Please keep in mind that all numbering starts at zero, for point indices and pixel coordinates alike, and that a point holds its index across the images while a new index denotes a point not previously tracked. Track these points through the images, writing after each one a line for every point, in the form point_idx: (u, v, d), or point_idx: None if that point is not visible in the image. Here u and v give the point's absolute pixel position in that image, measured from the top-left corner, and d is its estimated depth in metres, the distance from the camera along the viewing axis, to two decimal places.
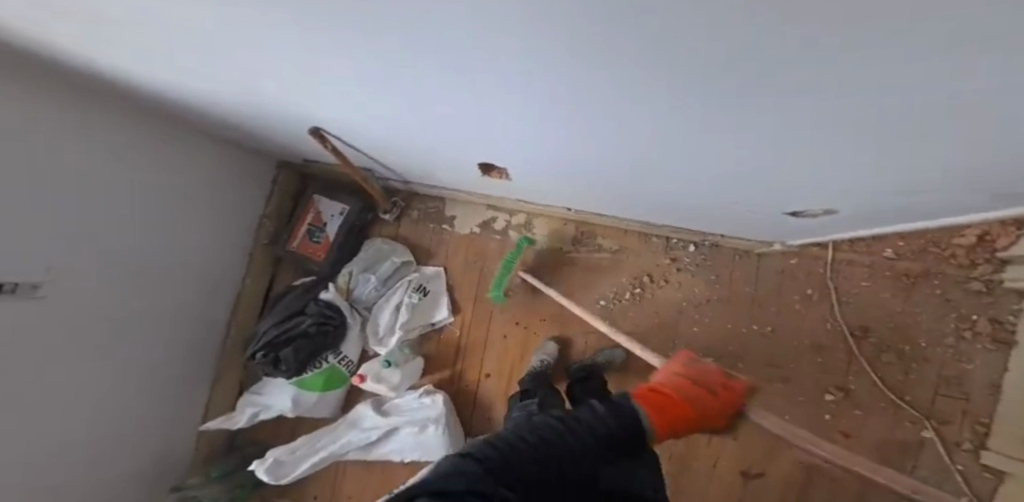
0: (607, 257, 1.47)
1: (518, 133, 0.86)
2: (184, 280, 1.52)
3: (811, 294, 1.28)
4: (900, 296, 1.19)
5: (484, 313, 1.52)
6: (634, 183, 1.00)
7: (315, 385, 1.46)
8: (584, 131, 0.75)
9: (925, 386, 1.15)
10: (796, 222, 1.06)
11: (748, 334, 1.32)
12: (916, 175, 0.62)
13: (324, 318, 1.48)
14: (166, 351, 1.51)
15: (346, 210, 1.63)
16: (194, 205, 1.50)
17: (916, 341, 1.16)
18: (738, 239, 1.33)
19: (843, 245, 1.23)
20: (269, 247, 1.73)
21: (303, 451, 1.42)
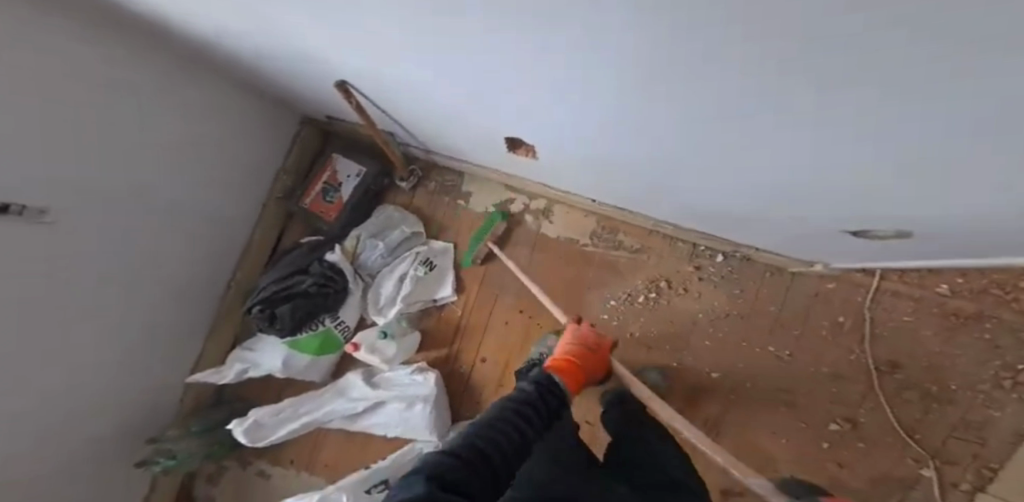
0: (626, 256, 1.37)
1: (541, 105, 0.81)
2: (190, 223, 1.47)
3: (841, 322, 1.18)
4: (943, 337, 1.09)
5: (487, 296, 1.46)
6: (656, 174, 0.94)
7: (308, 347, 1.43)
8: (614, 110, 0.70)
9: (940, 428, 1.07)
10: (846, 243, 0.97)
11: (763, 356, 1.23)
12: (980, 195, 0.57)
13: (326, 280, 1.44)
14: (169, 301, 1.49)
15: (363, 172, 1.57)
16: (208, 145, 1.43)
17: (946, 383, 1.07)
18: (774, 255, 1.21)
19: (892, 274, 1.13)
20: (282, 201, 1.67)
21: (286, 415, 1.40)
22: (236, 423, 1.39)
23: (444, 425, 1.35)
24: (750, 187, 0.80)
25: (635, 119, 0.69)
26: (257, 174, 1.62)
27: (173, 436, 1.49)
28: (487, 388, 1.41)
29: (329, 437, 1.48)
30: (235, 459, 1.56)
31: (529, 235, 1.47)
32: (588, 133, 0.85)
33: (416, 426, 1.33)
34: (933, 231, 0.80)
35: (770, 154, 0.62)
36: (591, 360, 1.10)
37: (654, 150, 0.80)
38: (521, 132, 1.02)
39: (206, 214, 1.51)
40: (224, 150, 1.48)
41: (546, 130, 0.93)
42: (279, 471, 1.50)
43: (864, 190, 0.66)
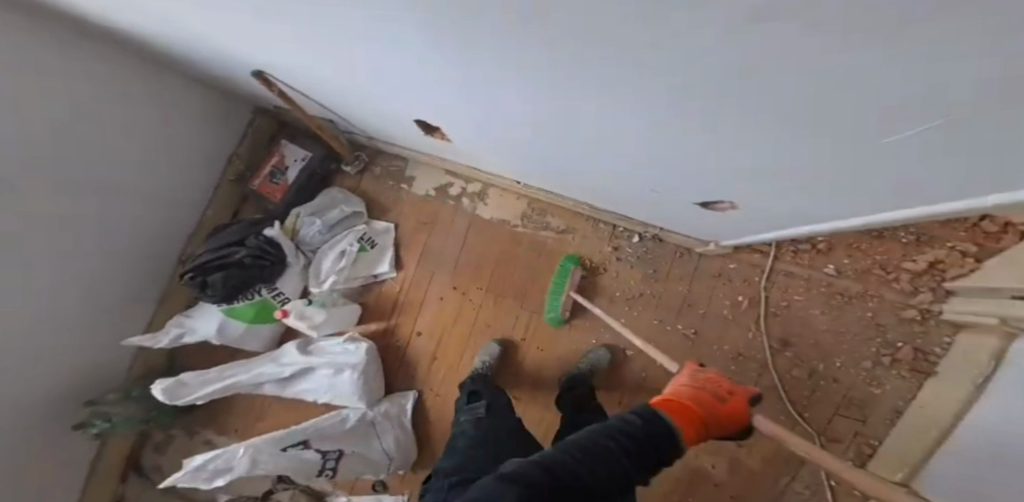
0: (552, 236, 1.43)
1: (435, 80, 0.88)
2: (136, 198, 1.51)
3: (741, 302, 1.24)
4: (830, 316, 1.15)
5: (424, 275, 1.52)
6: (550, 149, 1.03)
7: (244, 314, 1.51)
8: (487, 77, 0.78)
9: (827, 407, 1.14)
10: (712, 218, 1.07)
11: (673, 333, 1.29)
12: (780, 151, 0.63)
13: (261, 252, 1.50)
14: (113, 276, 1.53)
15: (309, 156, 1.63)
16: (150, 123, 1.47)
17: (832, 360, 1.14)
18: (678, 236, 1.28)
19: (787, 254, 1.19)
20: (235, 183, 1.74)
21: (212, 377, 1.48)
22: (162, 384, 1.45)
23: (373, 394, 1.43)
24: (620, 151, 0.87)
25: (505, 75, 0.74)
26: (201, 155, 1.65)
27: (111, 400, 1.54)
28: (420, 362, 1.48)
29: (272, 406, 1.56)
30: (183, 426, 1.64)
31: (465, 217, 1.51)
32: (483, 100, 0.90)
33: (342, 391, 1.42)
34: (790, 201, 0.87)
35: (612, 106, 0.68)
36: (716, 409, 0.78)
37: (538, 118, 0.87)
38: (433, 113, 1.11)
39: (146, 193, 1.53)
40: (164, 130, 1.52)
41: (451, 103, 0.99)
42: (223, 441, 1.58)
43: (707, 153, 0.73)
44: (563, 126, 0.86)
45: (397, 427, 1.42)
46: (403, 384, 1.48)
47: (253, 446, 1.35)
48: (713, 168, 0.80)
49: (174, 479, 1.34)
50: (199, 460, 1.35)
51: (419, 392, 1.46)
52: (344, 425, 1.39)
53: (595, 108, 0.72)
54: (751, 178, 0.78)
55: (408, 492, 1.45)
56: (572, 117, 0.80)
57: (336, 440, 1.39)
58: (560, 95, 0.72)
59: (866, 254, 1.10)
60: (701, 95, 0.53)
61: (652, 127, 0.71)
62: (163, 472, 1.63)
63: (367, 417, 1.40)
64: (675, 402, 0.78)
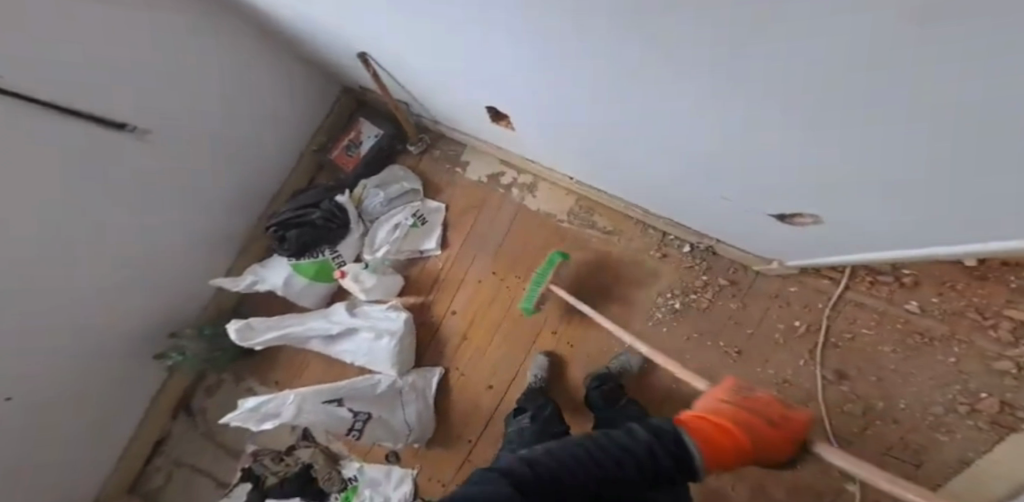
0: (598, 235, 1.41)
1: (524, 62, 0.88)
2: (229, 159, 1.58)
3: (798, 327, 1.17)
4: (903, 355, 1.05)
5: (467, 257, 1.54)
6: (619, 145, 1.00)
7: (307, 271, 1.59)
8: (580, 63, 0.77)
9: (876, 445, 1.05)
10: (787, 235, 0.99)
11: (712, 349, 1.24)
12: (867, 171, 0.60)
13: (331, 216, 1.59)
14: (204, 227, 1.60)
15: (381, 134, 1.67)
16: (250, 89, 1.53)
17: (894, 400, 1.05)
18: (734, 250, 1.22)
19: (860, 284, 1.10)
20: (316, 153, 1.79)
21: (275, 324, 1.57)
22: (234, 324, 1.55)
23: (404, 364, 1.48)
24: (677, 150, 0.86)
25: (595, 52, 0.70)
26: (289, 125, 1.70)
27: (181, 338, 1.65)
28: (451, 340, 1.52)
29: (310, 364, 1.64)
30: (231, 373, 1.75)
31: (512, 206, 1.53)
32: (566, 88, 0.89)
33: (378, 356, 1.48)
34: (865, 225, 0.81)
35: (694, 91, 0.64)
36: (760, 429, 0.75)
37: (612, 108, 0.86)
38: (512, 102, 1.12)
39: (238, 156, 1.60)
40: (259, 101, 1.58)
41: (535, 90, 0.98)
42: (263, 389, 1.67)
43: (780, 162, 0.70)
44: (628, 111, 0.83)
45: (419, 400, 1.46)
46: (429, 362, 1.51)
47: (301, 395, 1.42)
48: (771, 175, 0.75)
49: (231, 416, 1.41)
50: (253, 402, 1.42)
51: (445, 369, 1.50)
52: (375, 390, 1.45)
53: (673, 95, 0.68)
54: (823, 192, 0.73)
55: (417, 467, 1.49)
56: (639, 101, 0.77)
57: (365, 403, 1.44)
58: (640, 72, 0.68)
59: (959, 294, 1.00)
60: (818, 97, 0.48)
61: (721, 121, 0.68)
62: (208, 415, 1.73)
63: (396, 385, 1.46)
64: (709, 422, 0.72)
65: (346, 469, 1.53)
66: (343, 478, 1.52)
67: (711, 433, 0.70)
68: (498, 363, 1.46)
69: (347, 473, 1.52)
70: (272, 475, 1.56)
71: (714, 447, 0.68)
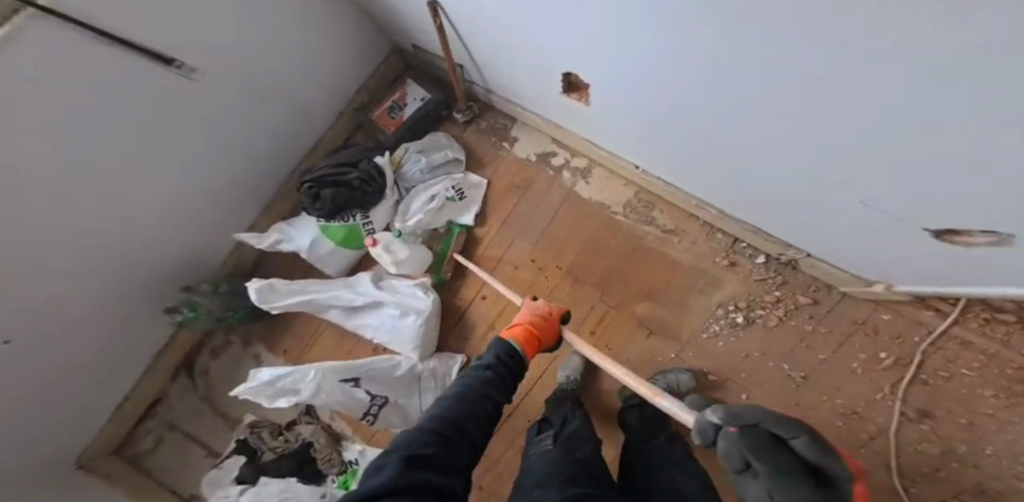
0: (656, 233, 1.28)
1: (636, 31, 0.74)
2: (264, 105, 1.45)
3: (882, 359, 1.06)
4: (1006, 402, 0.95)
5: (506, 238, 1.41)
6: (723, 137, 0.87)
7: (335, 236, 1.48)
8: (714, 51, 0.64)
9: (947, 490, 0.96)
10: (903, 254, 0.86)
11: (773, 370, 1.13)
12: None
13: (369, 178, 1.47)
14: (225, 179, 1.48)
15: (428, 98, 1.53)
16: (298, 31, 1.38)
17: (981, 446, 0.95)
18: (826, 267, 1.09)
19: (971, 323, 0.99)
20: (357, 112, 1.67)
21: (295, 289, 1.45)
22: (256, 283, 1.42)
23: (426, 347, 1.37)
24: (795, 150, 0.75)
25: (734, 41, 0.58)
26: (330, 79, 1.55)
27: (191, 293, 1.53)
28: (477, 327, 1.39)
29: (326, 332, 1.53)
30: (240, 335, 1.64)
31: (561, 191, 1.38)
32: (675, 65, 0.76)
33: (403, 336, 1.37)
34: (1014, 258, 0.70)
35: (873, 113, 0.52)
36: (547, 329, 0.97)
37: (726, 96, 0.73)
38: (602, 74, 0.97)
39: (270, 104, 1.46)
40: (303, 51, 1.43)
41: (640, 68, 0.84)
42: (270, 359, 1.55)
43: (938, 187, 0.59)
44: (754, 106, 0.71)
45: (438, 388, 1.34)
46: (451, 346, 1.40)
47: (322, 371, 1.30)
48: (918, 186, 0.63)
49: (243, 389, 1.28)
50: (269, 376, 1.29)
51: (467, 357, 1.38)
52: (395, 373, 1.33)
53: (831, 104, 0.57)
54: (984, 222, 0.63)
55: None
56: (772, 97, 0.65)
57: (384, 386, 1.32)
58: (783, 71, 0.57)
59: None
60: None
61: (877, 137, 0.57)
62: (211, 378, 1.62)
63: (416, 369, 1.34)
64: (517, 327, 0.93)
65: (347, 451, 1.42)
66: (343, 461, 1.41)
67: (525, 335, 0.91)
68: None
69: (348, 455, 1.41)
70: (269, 451, 1.45)
71: (526, 345, 0.89)
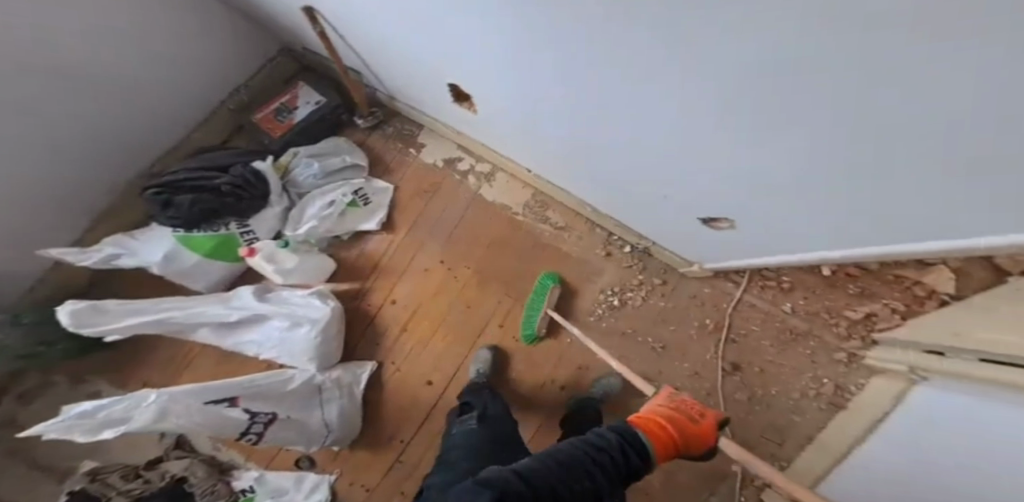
0: (549, 231, 1.47)
1: (519, 82, 0.90)
2: (106, 105, 1.33)
3: (707, 324, 1.40)
4: (779, 349, 1.34)
5: (414, 241, 1.43)
6: (606, 165, 1.04)
7: (201, 245, 1.31)
8: (588, 107, 0.83)
9: (757, 428, 1.33)
10: (722, 249, 1.18)
11: (642, 343, 1.42)
12: (826, 218, 0.76)
13: (242, 183, 1.32)
14: (18, 171, 1.26)
15: (323, 102, 1.48)
16: (150, 32, 1.31)
17: (769, 388, 1.34)
18: (667, 252, 1.41)
19: (752, 288, 1.36)
20: (234, 113, 1.56)
21: (140, 307, 1.20)
22: (69, 306, 1.16)
23: (329, 357, 1.26)
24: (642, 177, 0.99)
25: (605, 92, 0.74)
26: (183, 70, 1.42)
27: None
28: (389, 332, 1.39)
29: (202, 356, 1.34)
30: (68, 370, 1.34)
31: (467, 195, 1.48)
32: (548, 105, 0.92)
33: (295, 350, 1.23)
34: (776, 246, 1.02)
35: (697, 149, 0.74)
36: (688, 429, 0.82)
37: (588, 133, 0.93)
38: (491, 102, 1.09)
39: (96, 92, 1.30)
40: (138, 36, 1.30)
41: (530, 109, 0.99)
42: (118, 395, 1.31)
43: (737, 205, 0.87)
44: (624, 148, 0.89)
45: (345, 398, 1.26)
46: (360, 354, 1.37)
47: (166, 393, 1.05)
48: (748, 199, 0.83)
49: (44, 428, 1.00)
50: (89, 405, 1.04)
51: (378, 365, 1.36)
52: (287, 387, 1.18)
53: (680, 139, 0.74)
54: (769, 225, 0.91)
55: (337, 472, 1.30)
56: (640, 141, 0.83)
57: (270, 402, 1.15)
58: (647, 119, 0.73)
59: (817, 298, 1.31)
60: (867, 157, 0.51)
61: (710, 165, 0.77)
62: (23, 428, 1.30)
63: (315, 381, 1.22)
64: (653, 422, 0.80)
65: (239, 480, 1.24)
66: (231, 493, 1.21)
67: (654, 430, 0.79)
68: (441, 356, 1.38)
69: (241, 484, 1.23)
70: (118, 497, 1.14)
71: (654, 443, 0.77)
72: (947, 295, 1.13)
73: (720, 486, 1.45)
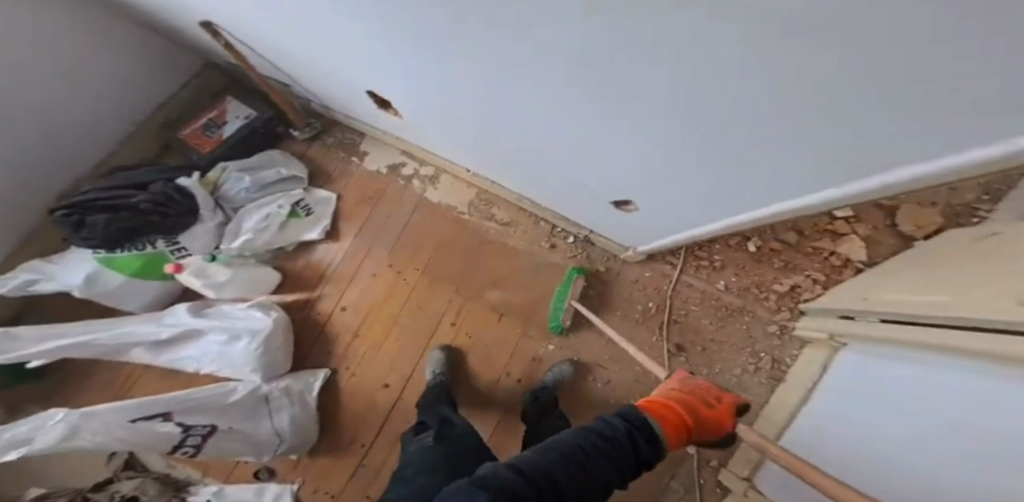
0: (496, 227, 1.46)
1: (428, 84, 0.94)
2: (35, 131, 1.33)
3: (650, 307, 1.41)
4: (717, 325, 1.38)
5: (359, 248, 1.45)
6: (530, 158, 1.08)
7: (127, 266, 1.29)
8: (494, 104, 0.87)
9: None
10: (646, 234, 1.24)
11: (597, 336, 1.40)
12: (724, 191, 0.80)
13: (163, 201, 1.29)
14: None
15: (252, 116, 1.50)
16: (68, 56, 1.32)
17: (714, 365, 1.37)
18: (606, 239, 1.40)
19: (688, 268, 1.40)
20: (159, 130, 1.58)
21: (60, 331, 1.18)
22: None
23: (275, 366, 1.27)
24: (561, 168, 1.03)
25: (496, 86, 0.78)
26: (100, 88, 1.42)
27: None
28: (340, 340, 1.39)
29: (146, 375, 1.34)
30: (4, 400, 1.32)
31: (413, 197, 1.48)
32: (462, 103, 0.96)
33: (235, 362, 1.23)
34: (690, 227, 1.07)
35: (592, 134, 0.79)
36: (704, 415, 0.76)
37: (501, 129, 0.98)
38: (410, 105, 1.12)
39: (14, 110, 1.27)
40: (47, 56, 1.28)
41: (448, 109, 1.03)
42: None
43: (647, 189, 0.92)
44: (538, 142, 0.94)
45: (297, 405, 1.26)
46: (310, 365, 1.36)
47: (81, 411, 1.03)
48: (651, 182, 0.88)
49: None
50: None
51: (332, 371, 1.36)
52: (228, 399, 1.18)
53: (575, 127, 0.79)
54: (681, 207, 0.95)
55: (298, 481, 1.30)
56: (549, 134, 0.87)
57: (210, 414, 1.15)
58: (541, 109, 0.78)
59: (748, 274, 1.36)
60: (736, 119, 0.53)
61: (605, 149, 0.82)
62: None
63: (260, 392, 1.21)
64: (670, 408, 0.73)
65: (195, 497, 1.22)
66: None
67: (673, 417, 0.71)
68: (395, 358, 1.37)
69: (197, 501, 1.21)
70: None
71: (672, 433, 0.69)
72: (861, 262, 1.24)
73: (679, 469, 1.51)
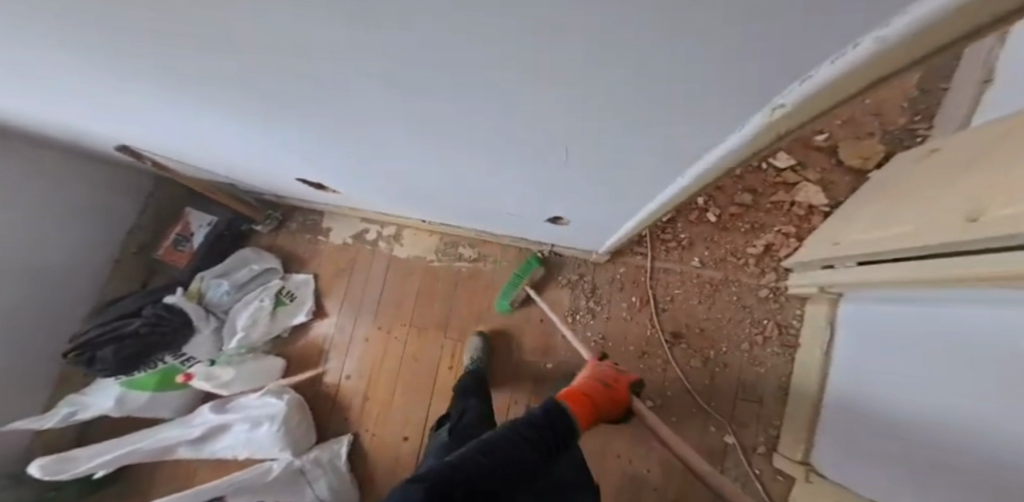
0: (467, 265, 1.51)
1: (327, 152, 1.00)
2: (36, 279, 1.52)
3: (635, 302, 1.38)
4: (707, 305, 1.32)
5: (349, 317, 1.54)
6: (449, 192, 1.13)
7: (147, 383, 1.41)
8: (386, 156, 0.93)
9: (729, 395, 1.28)
10: (601, 235, 1.23)
11: (586, 343, 1.38)
12: (608, 185, 0.82)
13: (157, 319, 1.46)
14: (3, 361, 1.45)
15: (214, 221, 1.64)
16: (49, 212, 1.53)
17: (719, 346, 1.30)
18: (568, 248, 1.42)
19: (659, 254, 1.38)
20: (137, 255, 1.78)
21: (108, 447, 1.35)
22: (39, 463, 1.30)
23: (300, 442, 1.36)
24: (482, 195, 1.08)
25: (370, 143, 0.85)
26: (77, 231, 1.62)
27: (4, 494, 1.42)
28: (354, 405, 1.46)
29: (198, 468, 1.49)
30: None
31: (383, 259, 1.56)
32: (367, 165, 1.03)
33: (261, 445, 1.34)
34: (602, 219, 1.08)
35: (465, 157, 0.82)
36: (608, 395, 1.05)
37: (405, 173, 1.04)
38: (333, 178, 1.23)
39: (26, 272, 1.49)
40: (37, 215, 1.50)
41: (363, 169, 1.09)
42: None
43: (560, 193, 0.94)
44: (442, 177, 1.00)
45: (331, 472, 1.34)
46: (332, 431, 1.45)
47: None
48: (551, 186, 0.90)
49: None
50: None
51: (354, 435, 1.43)
52: (268, 477, 1.30)
53: (451, 158, 0.84)
54: (591, 201, 0.95)
55: None
56: (441, 167, 0.92)
57: (257, 493, 1.27)
58: (414, 150, 0.84)
59: (719, 244, 1.34)
60: (555, 117, 0.53)
61: (489, 165, 0.84)
62: None
63: (294, 465, 1.31)
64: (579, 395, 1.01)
65: None
66: None
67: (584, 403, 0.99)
68: (406, 411, 1.43)
69: None
70: None
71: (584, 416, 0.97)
72: (826, 207, 1.27)
73: (726, 462, 1.25)
